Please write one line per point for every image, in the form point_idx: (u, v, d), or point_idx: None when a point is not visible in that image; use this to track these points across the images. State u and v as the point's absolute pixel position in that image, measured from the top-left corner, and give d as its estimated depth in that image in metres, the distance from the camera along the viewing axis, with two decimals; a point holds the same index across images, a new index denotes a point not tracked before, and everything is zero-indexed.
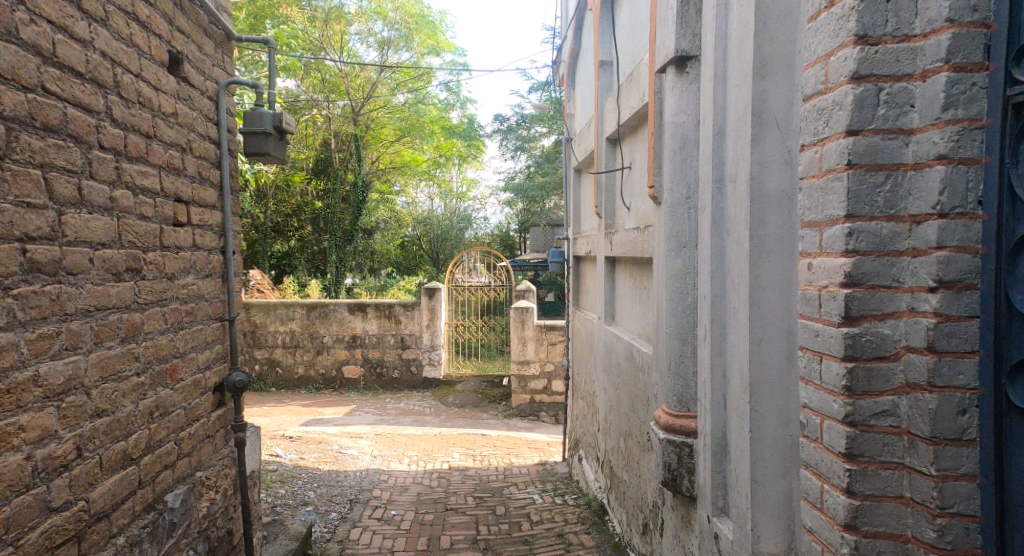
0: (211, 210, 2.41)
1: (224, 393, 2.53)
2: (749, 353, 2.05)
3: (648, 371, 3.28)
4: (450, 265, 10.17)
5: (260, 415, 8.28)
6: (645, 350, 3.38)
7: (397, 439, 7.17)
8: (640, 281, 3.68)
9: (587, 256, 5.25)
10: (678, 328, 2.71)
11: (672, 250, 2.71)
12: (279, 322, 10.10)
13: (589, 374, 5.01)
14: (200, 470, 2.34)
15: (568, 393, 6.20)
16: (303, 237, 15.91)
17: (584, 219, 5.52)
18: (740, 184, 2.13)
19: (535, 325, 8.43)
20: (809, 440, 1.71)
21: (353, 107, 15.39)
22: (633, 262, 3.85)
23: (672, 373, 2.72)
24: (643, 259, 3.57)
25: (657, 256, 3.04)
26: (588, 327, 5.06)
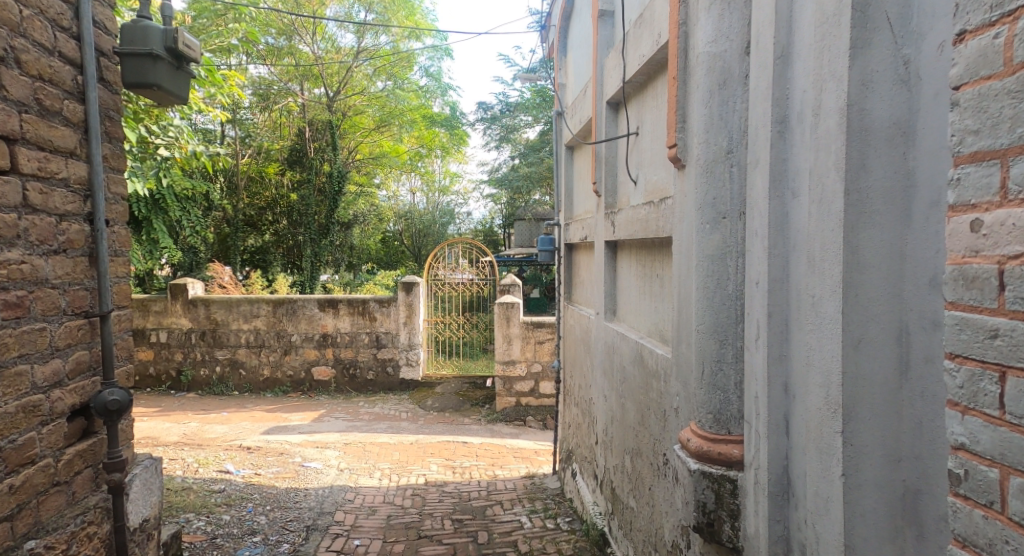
0: (63, 155, 2.20)
1: (88, 420, 2.33)
2: (840, 361, 1.45)
3: (666, 378, 2.65)
4: (428, 259, 9.45)
5: (217, 423, 7.85)
6: (662, 353, 2.73)
7: (366, 449, 6.57)
8: (653, 269, 3.05)
9: (582, 243, 4.60)
10: (714, 326, 2.07)
11: (706, 223, 2.06)
12: (242, 320, 9.52)
13: (584, 378, 4.38)
14: (36, 536, 2.10)
15: (558, 398, 5.57)
16: (278, 232, 15.19)
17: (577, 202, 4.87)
18: (820, 119, 1.51)
19: (521, 322, 7.76)
20: (980, 507, 1.26)
21: (329, 94, 14.59)
22: (643, 249, 3.20)
23: (705, 384, 2.07)
24: (657, 241, 2.92)
25: (679, 234, 2.41)
26: (583, 324, 4.41)
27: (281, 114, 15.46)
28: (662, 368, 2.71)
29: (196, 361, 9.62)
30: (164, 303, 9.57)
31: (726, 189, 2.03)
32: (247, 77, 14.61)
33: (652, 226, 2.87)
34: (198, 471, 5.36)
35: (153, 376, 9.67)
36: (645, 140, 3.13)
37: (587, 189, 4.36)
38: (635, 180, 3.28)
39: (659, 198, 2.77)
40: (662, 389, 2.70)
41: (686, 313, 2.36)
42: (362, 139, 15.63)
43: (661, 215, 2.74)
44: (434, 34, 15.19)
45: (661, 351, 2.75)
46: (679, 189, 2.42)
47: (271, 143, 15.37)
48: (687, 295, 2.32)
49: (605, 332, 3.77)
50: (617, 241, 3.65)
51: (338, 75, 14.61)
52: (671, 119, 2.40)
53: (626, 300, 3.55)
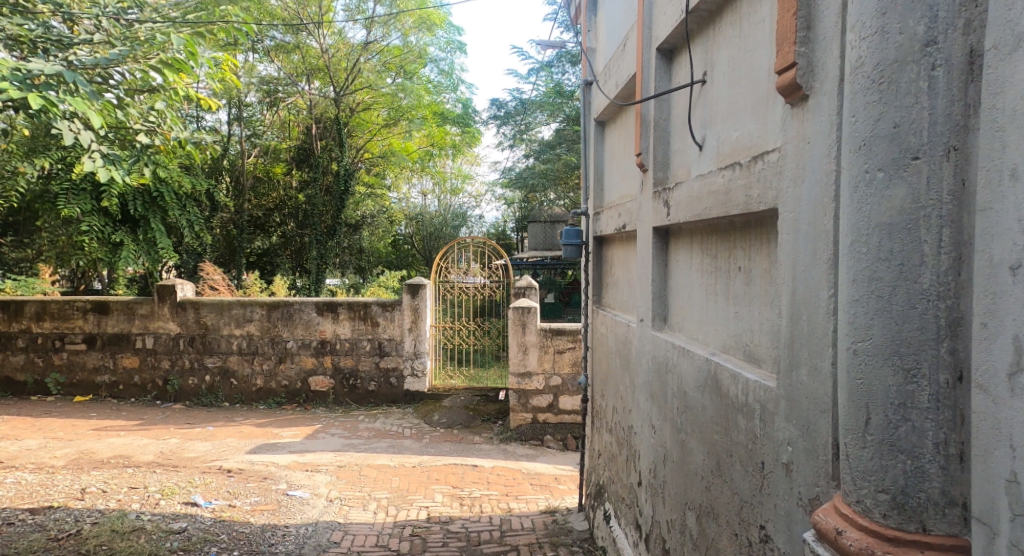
0: None
1: None
2: None
3: (767, 414, 1.84)
4: (437, 256, 8.71)
5: (200, 439, 7.48)
6: (754, 379, 1.92)
7: (359, 474, 5.93)
8: (725, 260, 2.27)
9: (617, 235, 3.83)
10: (897, 343, 1.45)
11: (885, 170, 1.46)
12: (235, 324, 8.86)
13: (620, 399, 3.55)
14: None
15: (584, 419, 4.70)
16: (286, 233, 14.75)
17: (609, 187, 4.09)
18: None
19: (538, 329, 6.92)
20: None
21: (335, 91, 13.83)
22: (714, 236, 2.37)
23: (887, 448, 1.46)
24: (742, 221, 2.12)
25: (792, 204, 1.74)
26: (621, 332, 3.56)
27: (289, 113, 14.50)
28: (763, 404, 1.87)
29: (185, 370, 9.01)
30: (151, 306, 9.01)
31: (922, 109, 1.41)
32: (254, 74, 13.86)
33: (731, 197, 2.08)
34: (160, 504, 4.74)
35: (139, 385, 9.14)
36: (720, 86, 2.32)
37: (627, 163, 3.53)
38: (701, 142, 2.46)
39: (750, 158, 1.97)
40: (760, 434, 1.88)
41: (817, 319, 1.64)
42: (371, 137, 14.80)
43: (756, 177, 1.92)
44: (446, 26, 14.45)
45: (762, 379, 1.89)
46: (798, 133, 1.71)
47: (280, 142, 14.57)
48: (828, 293, 1.61)
49: (652, 345, 2.93)
50: (669, 227, 2.82)
51: (345, 77, 13.79)
52: (789, 28, 1.73)
53: (683, 305, 2.72)
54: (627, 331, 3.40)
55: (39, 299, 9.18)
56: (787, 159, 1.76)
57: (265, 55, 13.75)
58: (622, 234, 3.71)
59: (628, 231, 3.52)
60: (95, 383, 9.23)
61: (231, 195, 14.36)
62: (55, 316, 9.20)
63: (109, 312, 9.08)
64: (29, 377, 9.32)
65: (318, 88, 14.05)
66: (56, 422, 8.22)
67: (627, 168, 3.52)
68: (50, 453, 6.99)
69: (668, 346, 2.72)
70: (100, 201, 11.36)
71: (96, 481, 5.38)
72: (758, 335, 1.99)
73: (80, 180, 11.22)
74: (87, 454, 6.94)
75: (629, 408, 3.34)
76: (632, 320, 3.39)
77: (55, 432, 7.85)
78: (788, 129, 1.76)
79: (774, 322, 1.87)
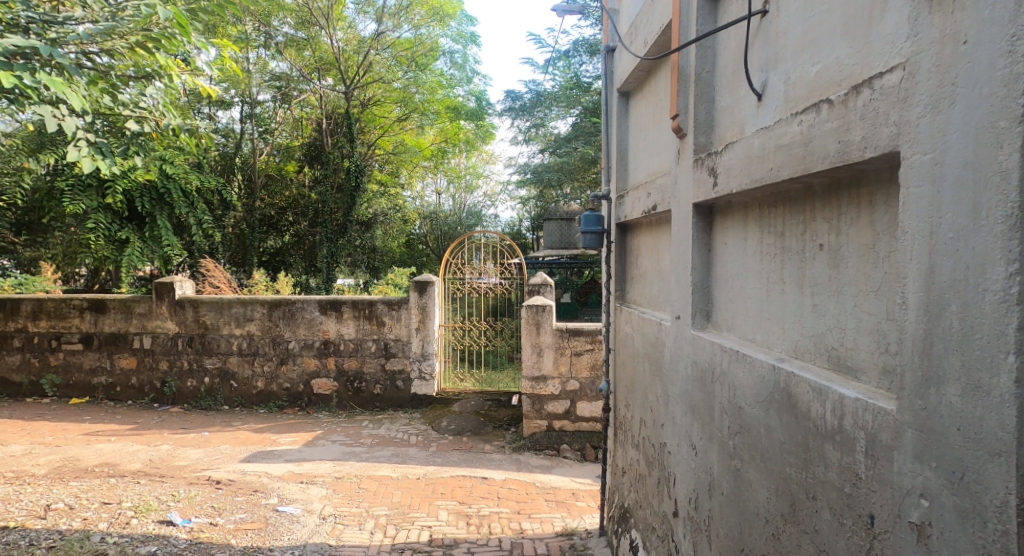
0: None
1: None
2: None
3: (889, 455, 1.43)
4: (447, 251, 8.20)
5: (194, 445, 7.05)
6: (874, 406, 1.48)
7: (358, 487, 5.44)
8: (795, 237, 1.83)
9: (645, 220, 3.29)
10: None
11: None
12: (235, 324, 8.41)
13: (647, 412, 3.05)
14: None
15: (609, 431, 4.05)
16: (298, 232, 14.45)
17: (635, 166, 3.55)
18: None
19: (553, 329, 6.40)
20: None
21: (346, 87, 13.37)
22: (776, 211, 1.92)
23: None
24: (833, 186, 1.68)
25: (945, 156, 1.33)
26: (648, 332, 3.06)
27: (303, 111, 14.09)
28: (881, 433, 1.45)
29: (183, 371, 8.57)
30: (149, 305, 8.58)
31: None
32: (266, 71, 13.37)
33: (815, 149, 1.65)
34: (131, 524, 4.42)
35: (136, 387, 8.71)
36: (784, 15, 1.85)
37: (660, 133, 2.99)
38: (760, 90, 1.97)
39: (848, 89, 1.56)
40: (871, 475, 1.47)
41: (1006, 307, 1.22)
42: (384, 132, 14.49)
43: (862, 112, 1.52)
44: (460, 18, 13.92)
45: (873, 399, 1.49)
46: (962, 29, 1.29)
47: (294, 141, 14.12)
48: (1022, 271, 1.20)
49: (688, 349, 2.45)
50: (715, 201, 2.28)
51: (356, 72, 13.28)
52: None
53: (728, 299, 2.23)
54: (656, 330, 2.89)
55: (35, 297, 8.80)
56: (927, 75, 1.36)
57: (276, 52, 13.21)
58: (651, 218, 3.18)
59: (659, 214, 2.98)
60: (92, 384, 8.81)
61: (244, 194, 14.01)
62: (52, 314, 8.80)
63: (106, 311, 8.67)
64: (24, 378, 8.92)
65: (330, 84, 13.60)
66: (47, 426, 7.82)
67: (660, 138, 2.97)
68: (33, 460, 6.58)
69: (710, 346, 2.22)
70: (106, 197, 10.94)
71: (67, 496, 4.99)
72: (865, 332, 1.56)
73: (85, 176, 10.84)
74: (72, 461, 6.53)
75: (657, 423, 2.84)
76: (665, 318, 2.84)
77: (43, 436, 7.44)
78: (928, 35, 1.36)
79: (901, 314, 1.44)
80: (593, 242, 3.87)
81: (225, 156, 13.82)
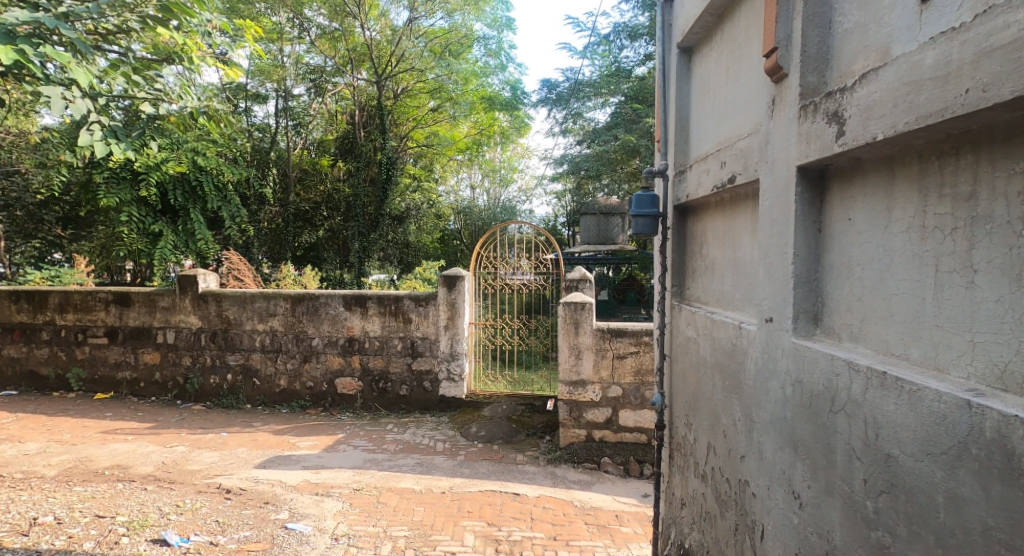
0: None
1: None
2: None
3: None
4: (478, 243, 7.63)
5: (209, 449, 6.38)
6: None
7: (377, 501, 4.89)
8: (995, 229, 1.65)
9: (706, 200, 2.87)
10: None
11: None
12: (257, 319, 7.95)
13: (706, 429, 2.73)
14: None
15: (664, 453, 3.36)
16: (332, 228, 13.56)
17: (691, 136, 3.10)
18: None
19: (593, 330, 5.80)
20: None
21: (379, 79, 12.90)
22: (960, 188, 1.74)
23: None
24: None
25: None
26: (703, 332, 2.75)
27: (337, 105, 13.71)
28: None
29: (205, 367, 8.15)
30: (172, 298, 8.18)
31: None
32: (300, 65, 12.99)
33: None
34: (119, 545, 4.02)
35: (160, 383, 8.32)
36: None
37: (751, 89, 2.48)
38: None
39: None
40: None
41: None
42: (416, 124, 13.96)
43: None
44: (495, 4, 13.30)
45: None
46: None
47: (329, 135, 13.81)
48: None
49: (785, 364, 2.19)
50: (838, 161, 2.07)
51: (388, 65, 12.84)
52: None
53: (847, 296, 2.05)
54: (723, 332, 2.56)
55: (62, 289, 8.48)
56: None
57: (311, 46, 12.81)
58: (728, 196, 2.69)
59: (740, 188, 2.53)
60: (116, 380, 8.45)
61: (279, 188, 13.59)
62: (78, 308, 8.47)
63: (131, 304, 8.30)
64: (51, 371, 8.61)
65: (364, 78, 13.18)
66: (67, 422, 7.30)
67: (751, 95, 2.47)
68: (44, 459, 5.99)
69: (822, 354, 2.04)
70: (140, 190, 10.70)
71: (61, 506, 4.56)
72: None
73: (121, 169, 10.62)
74: (84, 461, 5.90)
75: (730, 449, 2.50)
76: (746, 322, 2.44)
77: (61, 433, 6.88)
78: None
79: None
80: (646, 227, 3.19)
81: (258, 151, 13.32)
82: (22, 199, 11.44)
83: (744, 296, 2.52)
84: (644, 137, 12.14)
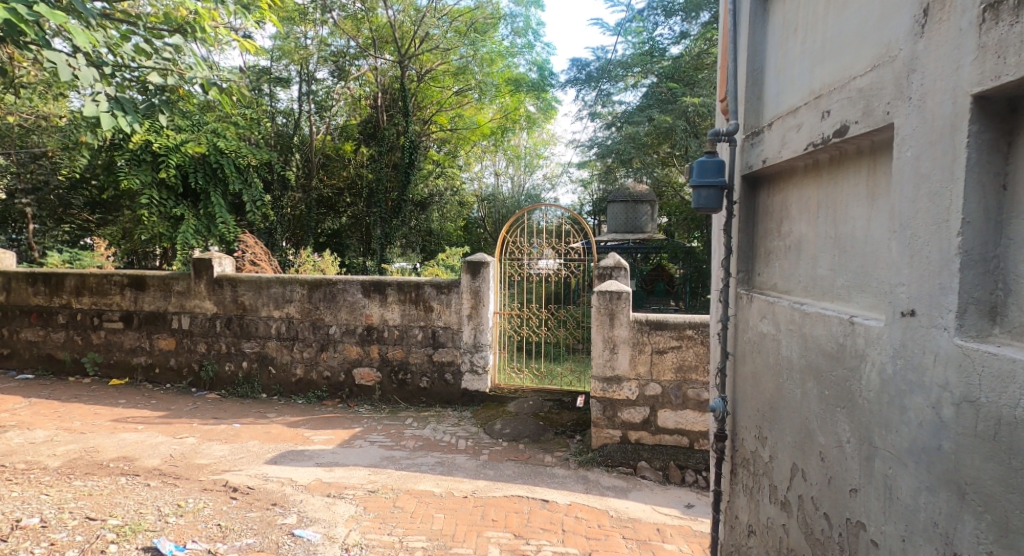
0: None
1: None
2: None
3: None
4: (503, 227, 7.09)
5: (220, 440, 5.71)
6: None
7: (394, 505, 4.42)
8: None
9: (791, 165, 2.39)
10: None
11: None
12: (273, 305, 7.47)
13: (795, 446, 2.28)
14: None
15: (725, 468, 2.91)
16: (355, 214, 13.30)
17: (764, 88, 2.62)
18: None
19: (629, 322, 5.32)
20: None
21: (403, 61, 12.35)
22: None
23: None
24: None
25: None
26: (794, 328, 2.27)
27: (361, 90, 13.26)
28: None
29: (221, 355, 7.66)
30: (188, 282, 7.71)
31: None
32: (325, 47, 12.40)
33: None
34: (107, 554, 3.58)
35: (175, 370, 7.84)
36: None
37: (872, 15, 2.00)
38: None
39: None
40: None
41: None
42: (440, 108, 13.46)
43: None
44: None
45: None
46: None
47: (352, 121, 13.40)
48: None
49: (943, 376, 1.70)
50: None
51: (411, 46, 12.27)
52: None
53: None
54: (830, 327, 2.09)
55: (78, 271, 8.07)
56: None
57: (335, 29, 12.34)
58: (827, 158, 2.22)
59: (855, 141, 2.05)
60: (131, 365, 7.99)
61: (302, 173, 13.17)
62: (94, 291, 8.03)
63: (145, 288, 7.84)
64: (68, 355, 8.21)
65: (387, 60, 12.67)
66: (80, 409, 6.74)
67: (873, 21, 1.99)
68: (50, 449, 5.33)
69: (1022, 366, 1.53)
70: (160, 172, 10.19)
71: (51, 504, 4.09)
72: None
73: (141, 149, 10.08)
74: (91, 453, 5.20)
75: (837, 479, 2.05)
76: (869, 317, 1.96)
77: (71, 421, 6.28)
78: None
79: None
80: (710, 201, 2.69)
81: (281, 135, 12.85)
82: (51, 181, 11.31)
83: (858, 280, 2.05)
84: (680, 117, 11.45)
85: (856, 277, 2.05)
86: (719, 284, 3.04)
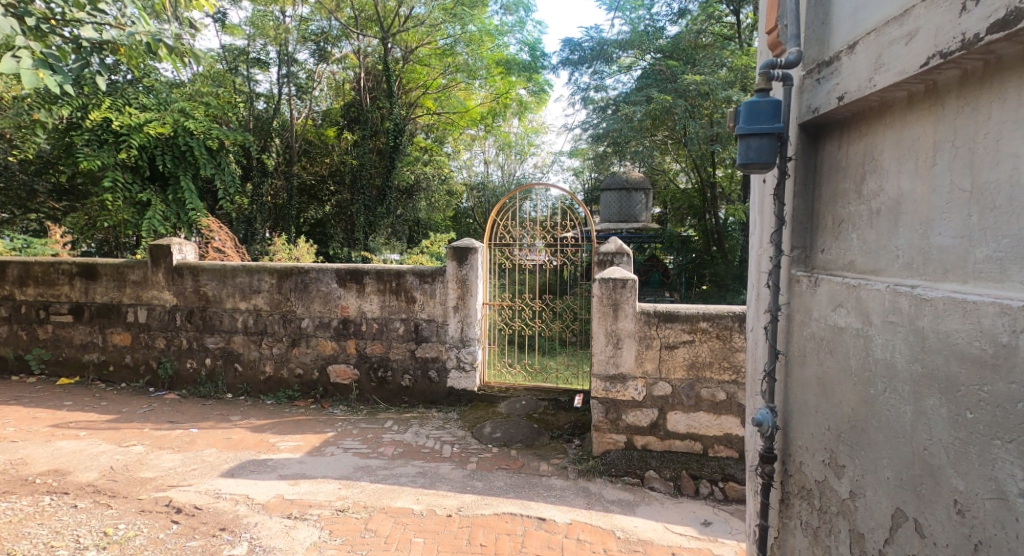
0: None
1: None
2: None
3: None
4: (493, 210, 6.49)
5: (172, 449, 5.06)
6: None
7: (365, 528, 3.79)
8: None
9: (893, 102, 1.91)
10: None
11: None
12: (239, 296, 6.82)
13: (905, 477, 1.80)
14: None
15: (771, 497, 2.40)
16: (340, 202, 12.60)
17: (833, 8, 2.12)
18: None
19: (636, 314, 4.70)
20: None
21: (387, 41, 11.66)
22: None
23: None
24: None
25: None
26: (904, 321, 1.80)
27: (346, 75, 12.59)
28: None
29: (182, 351, 7.01)
30: (144, 272, 7.04)
31: None
32: (306, 28, 11.76)
33: None
34: None
35: (130, 368, 7.18)
36: None
37: None
38: None
39: None
40: None
41: None
42: (427, 91, 12.78)
43: None
44: None
45: None
46: None
47: (336, 106, 12.94)
48: None
49: None
50: None
51: (397, 24, 11.60)
52: None
53: None
54: (978, 320, 1.60)
55: (21, 260, 7.37)
56: None
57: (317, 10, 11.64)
58: (952, 85, 1.74)
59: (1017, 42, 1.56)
60: (82, 363, 7.32)
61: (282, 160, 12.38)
62: (40, 281, 7.34)
63: (97, 278, 7.16)
64: (12, 352, 7.52)
65: (372, 41, 11.99)
66: (17, 414, 6.05)
67: None
68: None
69: None
70: (123, 154, 9.41)
71: None
72: None
73: (101, 129, 9.25)
74: (16, 466, 4.55)
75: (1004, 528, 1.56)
76: None
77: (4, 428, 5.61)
78: None
79: None
80: (761, 153, 2.20)
81: (260, 119, 11.96)
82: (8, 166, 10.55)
83: (1016, 244, 1.57)
84: (680, 97, 10.79)
85: (1015, 243, 1.57)
86: (758, 266, 2.56)
